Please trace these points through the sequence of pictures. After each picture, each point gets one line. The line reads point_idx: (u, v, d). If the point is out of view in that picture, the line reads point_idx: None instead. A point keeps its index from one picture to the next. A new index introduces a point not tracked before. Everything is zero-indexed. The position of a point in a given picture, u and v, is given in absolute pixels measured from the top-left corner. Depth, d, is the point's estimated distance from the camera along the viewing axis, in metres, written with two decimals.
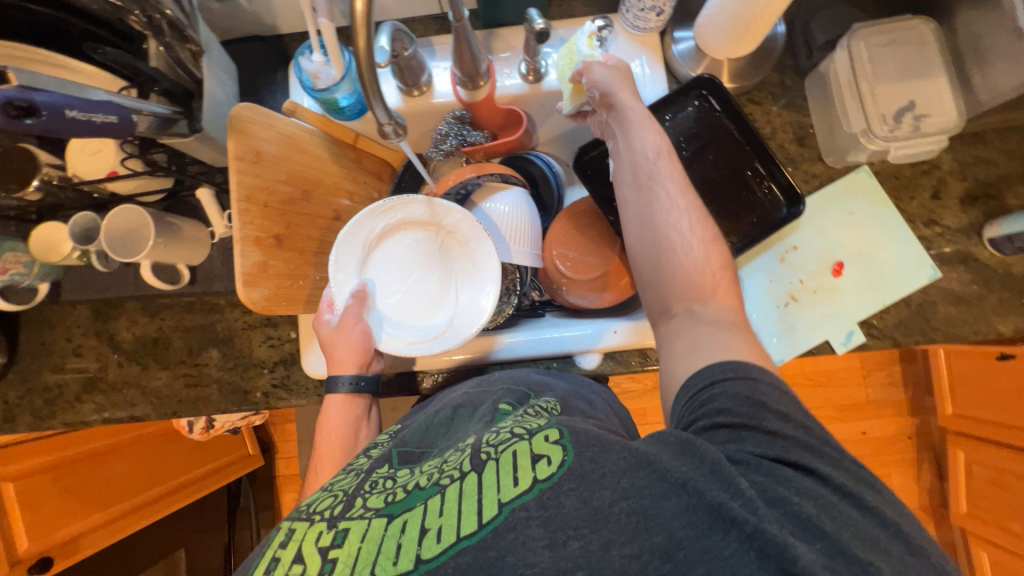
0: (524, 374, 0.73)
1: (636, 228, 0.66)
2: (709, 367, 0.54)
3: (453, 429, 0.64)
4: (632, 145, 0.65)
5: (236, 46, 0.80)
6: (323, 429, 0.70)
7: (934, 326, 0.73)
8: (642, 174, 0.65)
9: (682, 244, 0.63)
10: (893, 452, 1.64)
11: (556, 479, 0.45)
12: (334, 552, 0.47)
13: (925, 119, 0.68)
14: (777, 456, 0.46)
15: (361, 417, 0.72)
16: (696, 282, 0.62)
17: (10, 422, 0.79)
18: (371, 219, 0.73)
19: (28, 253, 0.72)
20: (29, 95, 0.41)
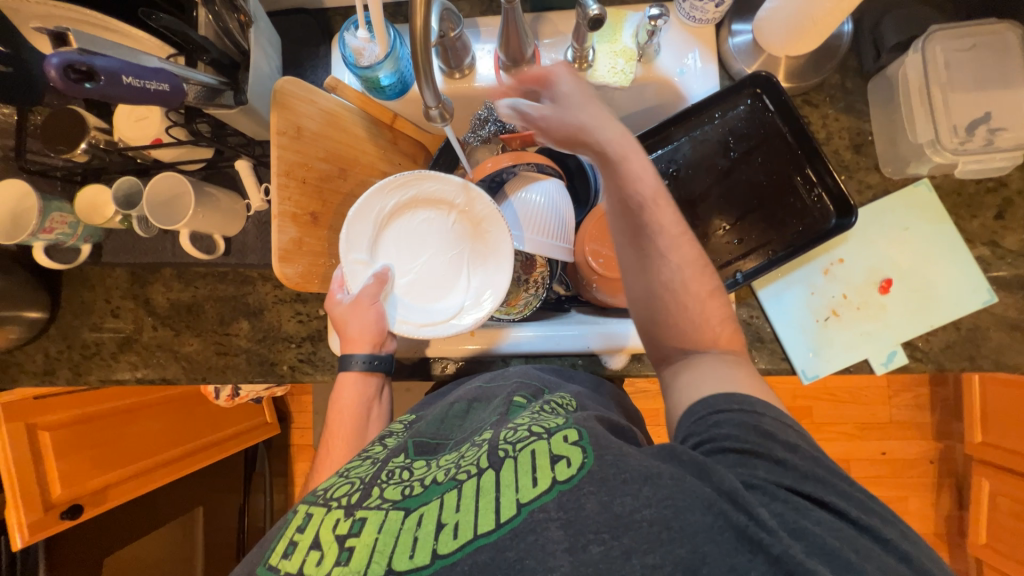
0: (544, 372, 0.72)
1: (632, 277, 0.63)
2: (712, 398, 0.53)
3: (466, 423, 0.66)
4: (621, 190, 0.60)
5: (281, 19, 0.79)
6: (336, 406, 0.70)
7: (983, 353, 0.69)
8: (632, 226, 0.61)
9: (676, 292, 0.60)
10: (912, 475, 1.59)
11: (575, 482, 0.46)
12: (351, 541, 0.47)
13: (1000, 133, 0.63)
14: (792, 485, 0.45)
15: (375, 396, 0.72)
16: (686, 329, 0.59)
17: (50, 375, 0.82)
18: (383, 196, 0.72)
19: (74, 214, 0.73)
20: (89, 60, 0.41)
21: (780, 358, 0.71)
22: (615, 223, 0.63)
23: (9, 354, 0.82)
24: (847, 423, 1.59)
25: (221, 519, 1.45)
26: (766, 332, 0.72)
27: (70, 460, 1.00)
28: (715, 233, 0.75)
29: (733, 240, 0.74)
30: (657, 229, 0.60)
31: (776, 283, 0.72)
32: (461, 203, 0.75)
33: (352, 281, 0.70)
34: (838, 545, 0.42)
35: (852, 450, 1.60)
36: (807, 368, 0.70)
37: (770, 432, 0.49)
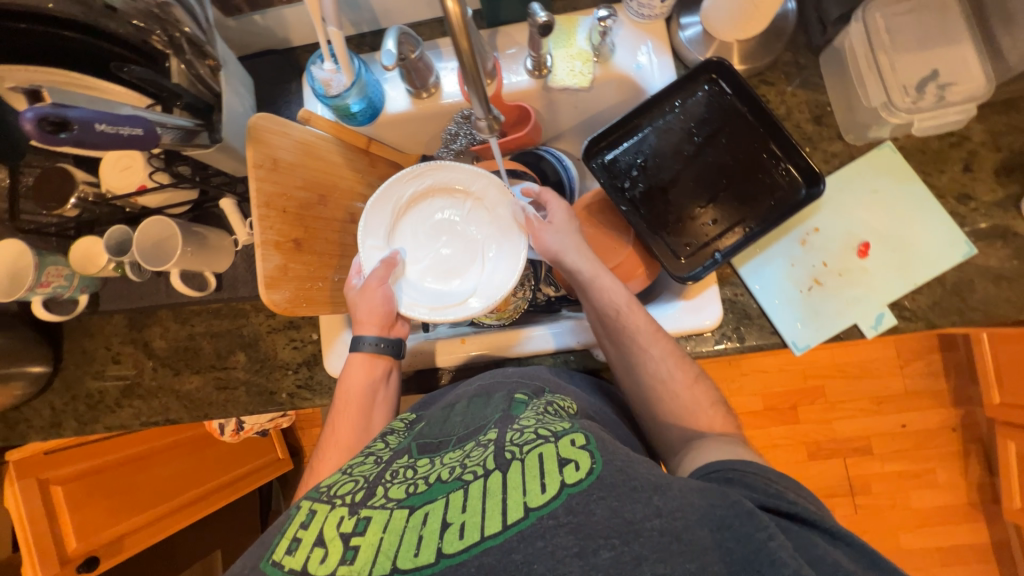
0: (539, 371, 0.73)
1: (624, 375, 0.70)
2: (721, 459, 0.55)
3: (472, 415, 0.64)
4: (601, 305, 0.71)
5: (253, 61, 0.84)
6: (343, 394, 0.71)
7: (972, 305, 0.69)
8: (615, 326, 0.70)
9: (669, 388, 0.67)
10: (936, 445, 1.55)
11: (584, 485, 0.47)
12: (356, 540, 0.48)
13: (949, 87, 0.65)
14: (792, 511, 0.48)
15: (382, 382, 0.73)
16: (684, 421, 0.66)
17: (56, 428, 0.83)
18: (402, 185, 0.79)
19: (69, 266, 0.76)
20: (63, 111, 0.43)
21: (769, 333, 0.72)
22: (598, 329, 0.73)
23: (17, 411, 0.84)
24: (862, 399, 1.57)
25: None
26: (752, 308, 0.72)
27: (86, 510, 1.01)
28: (692, 216, 0.76)
29: (709, 221, 0.75)
30: (636, 331, 0.68)
31: (755, 259, 0.73)
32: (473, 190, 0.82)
33: (369, 263, 0.76)
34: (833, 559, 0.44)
35: (870, 425, 1.56)
36: (799, 339, 0.70)
37: (785, 493, 0.50)
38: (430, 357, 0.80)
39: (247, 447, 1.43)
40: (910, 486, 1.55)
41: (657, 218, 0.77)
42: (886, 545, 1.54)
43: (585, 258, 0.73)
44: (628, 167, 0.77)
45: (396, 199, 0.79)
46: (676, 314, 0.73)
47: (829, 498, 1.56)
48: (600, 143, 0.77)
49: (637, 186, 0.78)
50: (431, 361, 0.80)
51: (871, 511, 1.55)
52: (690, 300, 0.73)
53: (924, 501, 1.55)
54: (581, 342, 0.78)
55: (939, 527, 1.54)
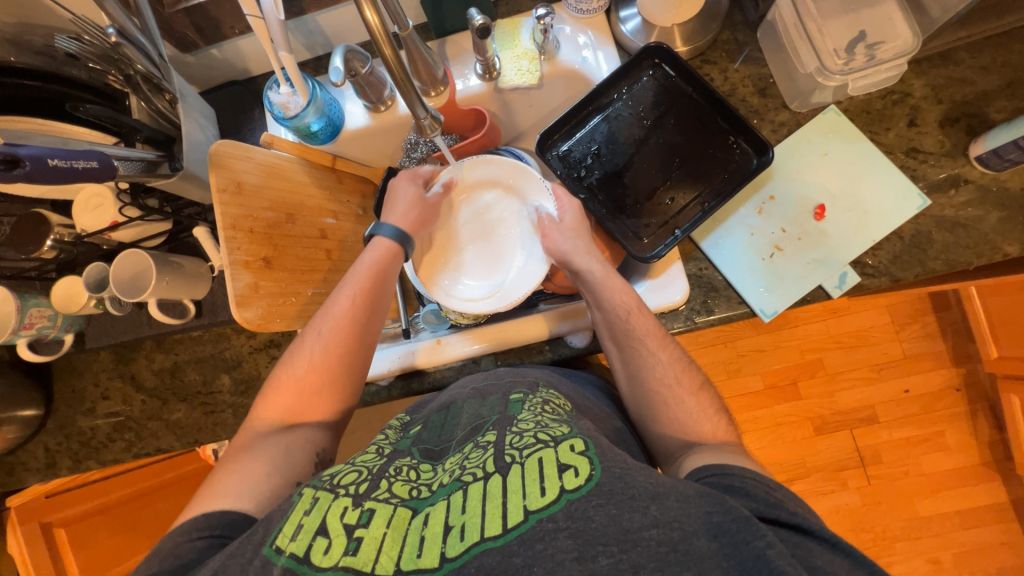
0: (527, 369, 0.75)
1: (627, 379, 0.69)
2: (725, 463, 0.55)
3: (469, 415, 0.66)
4: (608, 302, 0.70)
5: (215, 93, 0.87)
6: (354, 274, 0.73)
7: (933, 256, 0.70)
8: (622, 329, 0.68)
9: (671, 395, 0.65)
10: (942, 406, 1.54)
11: (585, 492, 0.47)
12: (359, 531, 0.48)
13: (878, 46, 0.68)
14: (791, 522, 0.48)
15: (391, 269, 0.75)
16: (687, 433, 0.62)
17: (52, 468, 0.85)
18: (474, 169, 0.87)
19: (51, 307, 0.78)
20: (14, 150, 0.47)
21: (737, 303, 0.73)
22: (603, 329, 0.71)
23: (14, 455, 0.85)
24: (861, 367, 1.55)
25: None
26: (718, 280, 0.74)
27: (90, 549, 1.02)
28: (649, 197, 0.78)
29: (666, 200, 0.77)
30: (642, 332, 0.68)
31: (715, 232, 0.74)
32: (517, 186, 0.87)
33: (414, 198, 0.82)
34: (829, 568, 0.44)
35: (873, 393, 1.55)
36: (766, 306, 0.71)
37: (784, 502, 0.50)
38: (410, 359, 0.80)
39: None
40: (920, 450, 1.53)
41: (616, 203, 0.79)
42: (904, 514, 1.50)
43: (593, 259, 0.74)
44: (583, 157, 0.80)
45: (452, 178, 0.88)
46: (643, 294, 0.74)
47: (841, 471, 1.53)
48: (554, 135, 0.80)
49: (593, 174, 0.80)
50: (412, 363, 0.80)
51: (885, 481, 1.52)
52: (655, 279, 0.75)
53: (936, 464, 1.52)
54: (555, 330, 0.79)
55: (954, 491, 1.51)
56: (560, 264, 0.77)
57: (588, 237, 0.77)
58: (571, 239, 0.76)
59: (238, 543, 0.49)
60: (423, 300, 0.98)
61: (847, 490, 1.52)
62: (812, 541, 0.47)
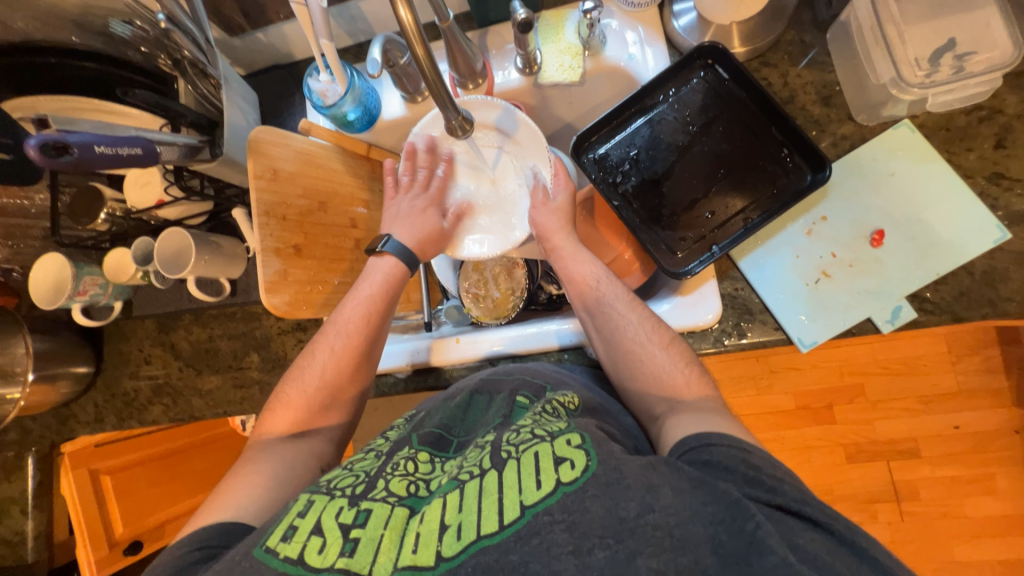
0: (538, 366, 0.74)
1: (603, 347, 0.70)
2: (704, 431, 0.54)
3: (470, 417, 0.68)
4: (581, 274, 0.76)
5: (259, 77, 0.88)
6: (367, 291, 0.74)
7: (1006, 295, 0.63)
8: (593, 296, 0.73)
9: (646, 353, 0.66)
10: (996, 448, 1.41)
11: (580, 483, 0.46)
12: (356, 532, 0.48)
13: (969, 58, 0.60)
14: (782, 504, 0.46)
15: (400, 288, 0.77)
16: (664, 387, 0.63)
17: (100, 422, 0.92)
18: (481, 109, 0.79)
19: (102, 276, 0.83)
20: (64, 137, 0.48)
21: (773, 329, 0.68)
22: (577, 303, 0.76)
23: (68, 407, 0.93)
24: (907, 398, 1.44)
25: None
26: (754, 303, 0.69)
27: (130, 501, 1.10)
28: (687, 208, 0.74)
29: (706, 213, 0.73)
30: (611, 298, 0.71)
31: (755, 251, 0.70)
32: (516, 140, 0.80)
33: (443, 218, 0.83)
34: (821, 552, 0.43)
35: (918, 426, 1.44)
36: (805, 335, 0.66)
37: (763, 465, 0.49)
38: (431, 355, 0.81)
39: None
40: (964, 492, 1.41)
41: (651, 212, 0.75)
42: (938, 556, 1.41)
43: (568, 237, 0.78)
44: (621, 161, 0.76)
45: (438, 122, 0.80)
46: (672, 311, 0.71)
47: (871, 503, 1.44)
48: (591, 137, 0.76)
49: (630, 180, 0.76)
50: (432, 359, 0.81)
51: (920, 520, 1.42)
52: (686, 296, 0.71)
53: (982, 509, 1.40)
54: (575, 339, 0.78)
55: (998, 539, 1.40)
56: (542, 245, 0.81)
57: (571, 221, 0.80)
58: (557, 218, 0.79)
59: (232, 550, 0.50)
60: (448, 293, 0.99)
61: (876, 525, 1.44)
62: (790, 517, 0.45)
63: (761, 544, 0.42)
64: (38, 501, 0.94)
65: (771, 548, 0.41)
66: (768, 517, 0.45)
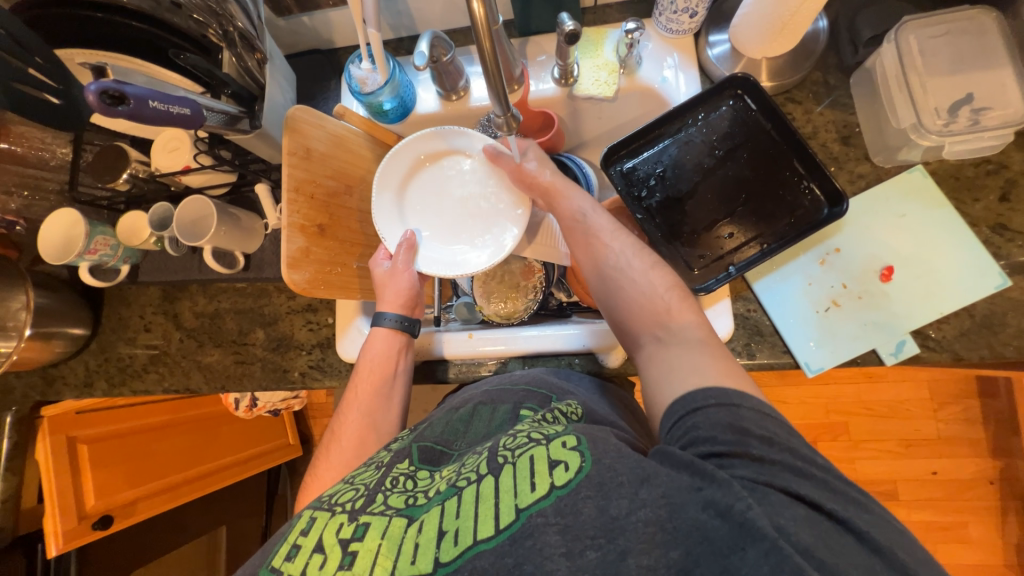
0: (547, 376, 0.73)
1: (593, 283, 0.71)
2: (691, 394, 0.52)
3: (472, 429, 0.66)
4: (568, 213, 0.76)
5: (298, 58, 0.90)
6: (366, 367, 0.75)
7: (1003, 339, 0.66)
8: (582, 232, 0.74)
9: (630, 283, 0.67)
10: (972, 497, 1.43)
11: (573, 485, 0.46)
12: (354, 545, 0.49)
13: (984, 112, 0.64)
14: (769, 482, 0.44)
15: (399, 359, 0.77)
16: (651, 314, 0.63)
17: (88, 387, 0.89)
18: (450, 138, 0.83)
19: (116, 237, 0.82)
20: (122, 87, 0.50)
21: (781, 351, 0.70)
22: (568, 241, 0.76)
23: (56, 368, 0.90)
24: (889, 440, 1.47)
25: (243, 544, 1.46)
26: (765, 325, 0.71)
27: (107, 473, 1.06)
28: (707, 228, 0.76)
29: (724, 234, 0.75)
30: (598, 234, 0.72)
31: (770, 275, 0.72)
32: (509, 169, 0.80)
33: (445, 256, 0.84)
34: (803, 535, 0.40)
35: (898, 469, 1.46)
36: (812, 360, 0.68)
37: (749, 425, 0.48)
38: (440, 349, 0.81)
39: (259, 429, 1.48)
40: (938, 538, 1.43)
41: (672, 229, 0.77)
42: None
43: (556, 176, 0.78)
44: (646, 176, 0.78)
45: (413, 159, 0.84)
46: None
47: None
48: (619, 151, 0.78)
49: (654, 196, 0.78)
50: (441, 354, 0.82)
51: None
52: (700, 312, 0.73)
53: (954, 556, 1.43)
54: (584, 347, 0.78)
55: None
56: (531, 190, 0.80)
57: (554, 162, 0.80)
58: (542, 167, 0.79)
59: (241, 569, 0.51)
60: (458, 290, 1.00)
61: None
62: (776, 493, 0.43)
63: (752, 525, 0.40)
64: (10, 464, 0.90)
65: (760, 529, 0.39)
66: (755, 497, 0.43)
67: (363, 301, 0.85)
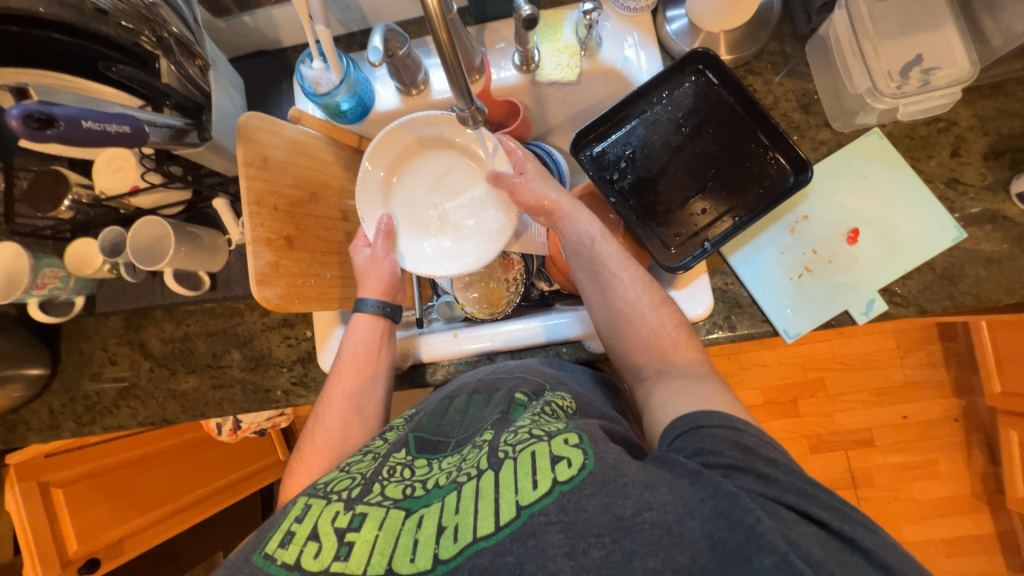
0: (539, 365, 0.73)
1: (595, 306, 0.70)
2: (695, 413, 0.53)
3: (468, 418, 0.66)
4: (574, 234, 0.73)
5: (244, 62, 0.85)
6: (351, 355, 0.73)
7: (963, 289, 0.69)
8: (588, 255, 0.72)
9: (637, 314, 0.66)
10: (939, 436, 1.53)
11: (577, 482, 0.46)
12: (351, 536, 0.49)
13: (934, 72, 0.67)
14: (777, 497, 0.45)
15: (384, 344, 0.76)
16: (655, 349, 0.65)
17: (55, 430, 0.84)
18: (427, 125, 0.81)
19: (64, 268, 0.77)
20: (49, 108, 0.46)
21: (760, 321, 0.72)
22: (571, 262, 0.74)
23: (16, 413, 0.84)
24: (863, 391, 1.55)
25: None
26: (743, 297, 0.73)
27: (87, 514, 1.01)
28: (680, 206, 0.77)
29: (698, 211, 0.76)
30: (606, 258, 0.70)
31: (744, 247, 0.74)
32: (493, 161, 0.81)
33: (420, 248, 0.83)
34: (815, 550, 0.42)
35: (872, 417, 1.54)
36: (789, 326, 0.70)
37: (758, 450, 0.49)
38: (425, 352, 0.80)
39: (249, 449, 1.44)
40: (912, 477, 1.53)
41: (646, 209, 0.78)
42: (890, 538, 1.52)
43: (563, 196, 0.76)
44: (617, 159, 0.78)
45: (397, 144, 0.82)
46: None
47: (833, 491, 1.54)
48: (588, 135, 0.78)
49: (626, 178, 0.78)
50: (425, 356, 0.80)
51: (875, 504, 1.53)
52: (680, 290, 0.74)
53: (927, 492, 1.52)
54: (568, 335, 0.77)
55: (942, 519, 1.51)
56: (530, 207, 0.77)
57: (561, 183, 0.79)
58: (546, 185, 0.76)
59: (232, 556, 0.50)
60: (438, 289, 0.98)
61: None
62: (785, 510, 0.45)
63: (760, 537, 0.41)
64: None
65: (771, 542, 0.41)
66: (768, 514, 0.44)
67: (342, 310, 0.83)
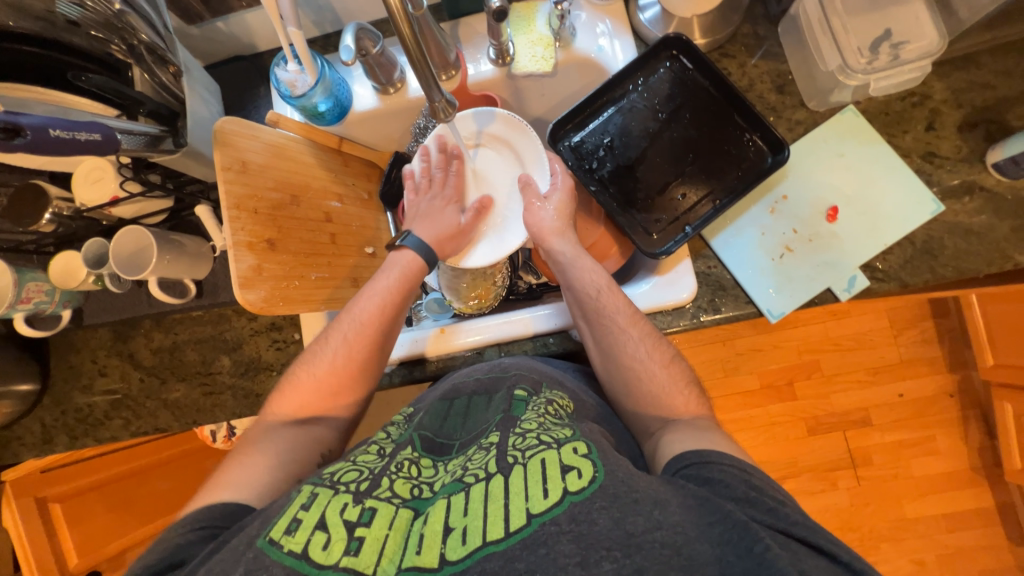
0: (531, 362, 0.74)
1: (601, 357, 0.69)
2: (703, 449, 0.54)
3: (469, 420, 0.67)
4: (578, 284, 0.72)
5: (220, 69, 0.85)
6: (383, 283, 0.73)
7: (943, 262, 0.69)
8: (594, 308, 0.70)
9: (645, 370, 0.66)
10: (935, 412, 1.54)
11: (588, 493, 0.46)
12: (360, 530, 0.47)
13: (903, 46, 0.67)
14: (785, 529, 0.46)
15: (416, 282, 0.75)
16: (662, 408, 0.64)
17: (48, 443, 0.84)
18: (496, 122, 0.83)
19: (49, 282, 0.76)
20: (15, 118, 0.47)
21: (744, 302, 0.72)
22: (576, 311, 0.73)
23: (10, 429, 0.84)
24: (858, 370, 1.56)
25: None
26: (726, 279, 0.73)
27: (86, 527, 1.02)
28: (660, 191, 0.77)
29: (678, 195, 0.76)
30: (612, 312, 0.69)
31: (725, 230, 0.74)
32: (492, 128, 0.83)
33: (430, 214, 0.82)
34: None
35: (868, 397, 1.55)
36: (773, 306, 0.71)
37: (767, 490, 0.49)
38: (416, 347, 0.80)
39: None
40: (910, 453, 1.53)
41: (627, 196, 0.78)
42: (891, 515, 1.52)
43: (567, 242, 0.76)
44: (595, 148, 0.78)
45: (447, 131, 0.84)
46: (651, 289, 0.74)
47: (831, 471, 1.54)
48: (566, 125, 0.78)
49: (606, 166, 0.79)
50: (418, 351, 0.80)
51: (875, 482, 1.53)
52: (663, 275, 0.74)
53: (926, 468, 1.53)
54: (556, 325, 0.78)
55: (942, 494, 1.52)
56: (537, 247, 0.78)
57: (570, 229, 0.78)
58: (558, 229, 0.76)
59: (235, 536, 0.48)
60: (426, 287, 0.98)
61: (837, 490, 1.53)
62: (795, 543, 0.45)
63: (770, 565, 0.41)
64: None
65: (780, 569, 0.41)
66: (776, 542, 0.44)
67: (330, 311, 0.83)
